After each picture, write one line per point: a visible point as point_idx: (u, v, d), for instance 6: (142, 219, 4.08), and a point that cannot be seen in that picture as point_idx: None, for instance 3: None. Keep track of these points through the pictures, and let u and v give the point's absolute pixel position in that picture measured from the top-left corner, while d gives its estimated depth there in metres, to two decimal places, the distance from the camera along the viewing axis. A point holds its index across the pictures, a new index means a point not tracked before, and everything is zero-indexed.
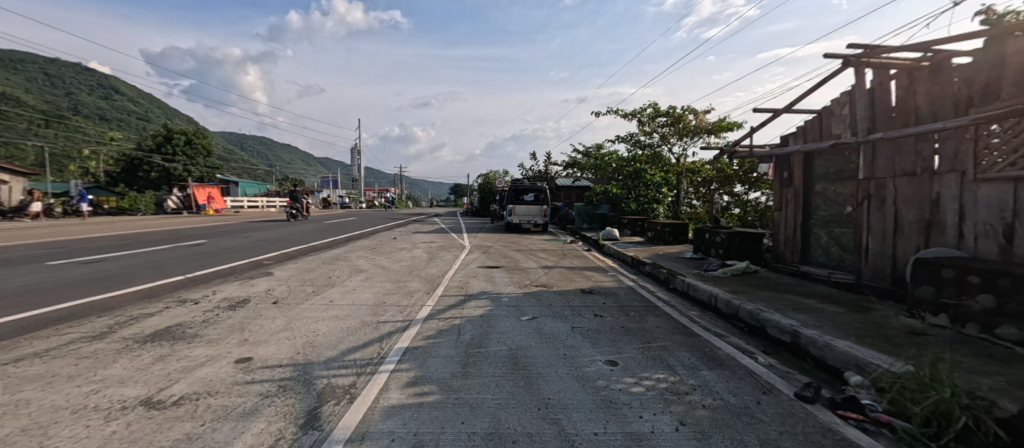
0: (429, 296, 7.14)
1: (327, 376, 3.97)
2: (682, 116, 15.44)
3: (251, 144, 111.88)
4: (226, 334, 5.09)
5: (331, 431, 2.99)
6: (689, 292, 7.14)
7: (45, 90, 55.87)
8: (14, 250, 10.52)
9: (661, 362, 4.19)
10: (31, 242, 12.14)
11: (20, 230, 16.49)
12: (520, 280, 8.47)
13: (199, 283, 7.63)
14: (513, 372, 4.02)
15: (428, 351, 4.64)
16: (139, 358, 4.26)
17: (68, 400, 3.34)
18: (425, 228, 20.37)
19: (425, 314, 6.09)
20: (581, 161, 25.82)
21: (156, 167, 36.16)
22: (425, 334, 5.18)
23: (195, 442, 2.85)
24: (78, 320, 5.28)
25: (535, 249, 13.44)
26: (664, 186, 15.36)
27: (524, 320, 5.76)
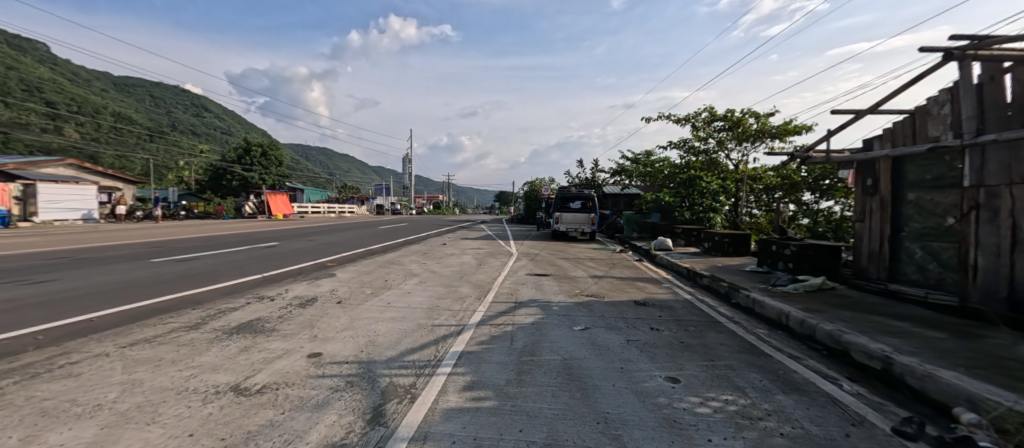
0: (481, 301, 7.23)
1: (389, 375, 4.11)
2: (742, 120, 14.72)
3: (317, 155, 119.74)
4: (298, 330, 5.39)
5: (396, 428, 3.08)
6: (754, 308, 6.76)
7: (150, 109, 63.06)
8: (122, 248, 11.79)
9: (728, 382, 3.99)
10: (135, 241, 13.61)
11: (125, 230, 18.48)
12: (572, 289, 8.35)
13: (273, 282, 8.17)
14: (567, 382, 3.98)
15: (483, 356, 4.67)
16: (228, 348, 4.61)
17: (171, 383, 3.66)
18: (472, 235, 20.67)
19: (477, 319, 6.16)
20: (629, 167, 25.21)
21: (237, 176, 39.62)
22: (479, 340, 5.24)
23: (277, 430, 3.03)
24: (177, 311, 5.81)
25: (584, 257, 13.23)
26: (722, 194, 14.77)
27: (576, 330, 5.70)
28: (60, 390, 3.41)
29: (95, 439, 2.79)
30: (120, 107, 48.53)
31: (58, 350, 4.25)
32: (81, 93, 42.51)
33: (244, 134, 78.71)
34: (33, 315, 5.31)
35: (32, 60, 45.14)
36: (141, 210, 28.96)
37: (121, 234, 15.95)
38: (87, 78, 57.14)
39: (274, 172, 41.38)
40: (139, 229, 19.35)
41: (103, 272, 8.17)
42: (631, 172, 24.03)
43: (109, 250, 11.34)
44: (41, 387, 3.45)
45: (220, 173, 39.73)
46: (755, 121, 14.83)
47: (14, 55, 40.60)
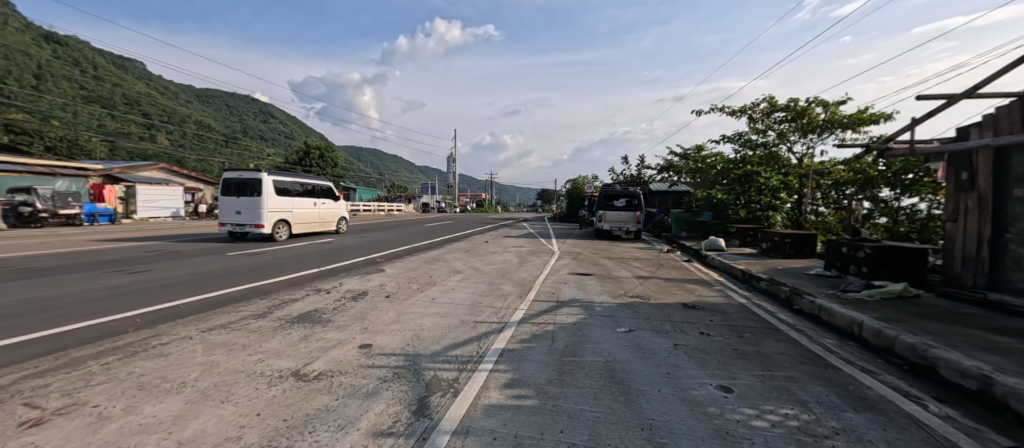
0: (523, 299, 7.36)
1: (433, 369, 4.32)
2: (807, 109, 14.02)
3: (368, 156, 125.06)
4: (351, 322, 5.74)
5: (440, 420, 3.27)
6: (820, 316, 6.50)
7: (225, 116, 68.70)
8: (200, 242, 12.97)
9: (788, 394, 3.91)
10: (211, 237, 14.90)
11: (202, 227, 20.23)
12: (615, 290, 8.32)
13: (329, 275, 8.70)
14: (610, 385, 4.04)
15: (524, 355, 4.81)
16: (290, 336, 5.00)
17: (241, 366, 4.04)
18: (514, 233, 20.84)
19: (519, 317, 6.31)
20: (679, 164, 24.51)
21: (298, 178, 42.36)
22: (520, 338, 5.38)
23: (332, 414, 3.30)
24: (247, 300, 6.35)
25: (628, 256, 13.07)
26: (782, 191, 14.10)
27: (620, 332, 5.73)
28: (153, 367, 3.86)
29: (180, 412, 3.16)
30: (195, 113, 52.59)
31: (152, 332, 4.78)
32: (162, 101, 46.49)
33: (302, 137, 83.11)
34: (129, 301, 5.99)
35: (131, 76, 50.75)
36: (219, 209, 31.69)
37: (200, 231, 17.51)
38: (168, 86, 62.35)
39: (330, 173, 43.98)
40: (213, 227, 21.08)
41: (184, 264, 9.03)
42: (680, 169, 23.36)
43: (190, 244, 12.51)
44: (138, 364, 3.92)
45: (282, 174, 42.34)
46: (823, 110, 14.07)
47: (115, 71, 45.77)
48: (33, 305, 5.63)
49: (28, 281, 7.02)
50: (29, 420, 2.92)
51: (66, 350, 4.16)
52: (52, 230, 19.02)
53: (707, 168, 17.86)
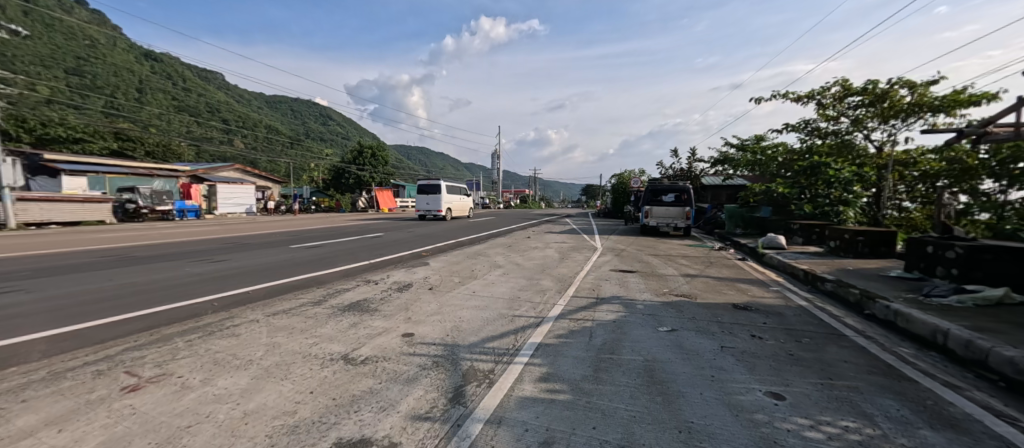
0: (561, 294, 7.49)
1: (471, 360, 4.57)
2: (889, 92, 12.96)
3: (416, 154, 129.05)
4: (396, 311, 6.15)
5: (474, 409, 3.48)
6: (896, 322, 5.92)
7: (289, 119, 73.69)
8: (267, 236, 14.20)
9: (851, 406, 3.66)
10: (277, 230, 16.24)
11: (269, 222, 21.90)
12: (659, 288, 8.13)
13: (377, 267, 9.27)
14: (648, 385, 4.00)
15: (560, 350, 4.89)
16: (341, 323, 5.45)
17: (299, 348, 4.50)
18: (556, 228, 20.91)
19: (556, 313, 6.42)
20: (735, 156, 23.23)
21: (353, 176, 44.73)
22: (557, 333, 5.48)
23: (375, 396, 3.66)
24: (305, 289, 6.95)
25: (675, 254, 12.61)
26: (857, 184, 12.89)
27: (662, 331, 5.58)
28: (226, 346, 4.39)
29: (247, 386, 3.61)
30: (262, 116, 56.58)
31: (226, 314, 5.39)
32: (233, 105, 50.19)
33: (357, 136, 86.65)
34: (207, 286, 6.73)
35: (211, 86, 55.91)
36: (285, 206, 34.10)
37: (266, 225, 19.02)
38: (238, 92, 67.26)
39: (381, 171, 46.18)
40: (279, 221, 22.75)
41: (251, 255, 9.92)
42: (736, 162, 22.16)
43: (258, 237, 13.71)
44: (215, 342, 4.46)
45: (340, 172, 44.70)
46: (909, 91, 12.90)
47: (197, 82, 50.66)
48: (132, 287, 6.46)
49: (129, 266, 8.08)
50: (128, 385, 3.45)
51: (157, 327, 4.79)
52: (146, 223, 21.36)
53: (768, 159, 17.26)
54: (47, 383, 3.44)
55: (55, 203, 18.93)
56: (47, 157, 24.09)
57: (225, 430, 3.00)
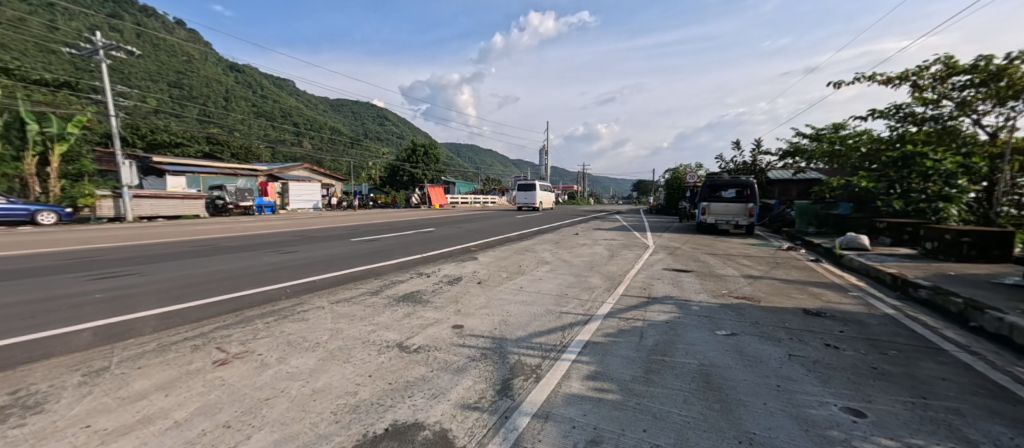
0: (609, 291, 7.34)
1: (518, 353, 4.59)
2: (1008, 68, 10.75)
3: (467, 151, 131.59)
4: (446, 303, 6.44)
5: (521, 403, 3.52)
6: (1010, 335, 4.96)
7: (350, 121, 77.87)
8: (332, 229, 15.30)
9: (949, 430, 3.13)
10: (340, 224, 17.43)
11: (333, 217, 23.31)
12: (716, 289, 7.23)
13: (429, 260, 9.68)
14: (704, 390, 3.68)
15: (607, 348, 4.65)
16: (396, 312, 5.79)
17: (359, 334, 4.86)
18: (607, 226, 20.59)
19: (606, 310, 6.09)
20: (809, 148, 20.40)
21: (406, 173, 46.71)
22: (605, 331, 5.17)
23: (427, 384, 3.84)
24: (364, 279, 7.43)
25: (734, 253, 11.48)
26: (964, 178, 10.84)
27: (719, 334, 4.98)
28: (297, 329, 4.84)
29: (313, 367, 3.96)
30: (326, 119, 60.16)
31: (297, 300, 5.93)
32: (302, 111, 53.74)
33: (413, 136, 89.40)
34: (281, 274, 7.39)
35: (283, 92, 60.40)
36: (346, 201, 36.03)
37: (329, 220, 20.32)
38: (305, 97, 72.10)
39: (433, 168, 47.49)
40: (341, 216, 24.14)
41: (316, 246, 10.73)
42: (811, 154, 19.41)
43: (323, 230, 14.80)
44: (287, 325, 4.92)
45: (395, 170, 47.35)
46: None
47: (271, 90, 55.04)
48: (221, 273, 7.26)
49: (220, 254, 9.08)
50: (219, 359, 3.91)
51: (241, 309, 5.35)
52: (229, 217, 23.57)
53: (848, 149, 15.05)
54: (155, 354, 3.96)
55: (163, 200, 21.57)
56: (155, 159, 27.63)
57: (296, 405, 3.33)
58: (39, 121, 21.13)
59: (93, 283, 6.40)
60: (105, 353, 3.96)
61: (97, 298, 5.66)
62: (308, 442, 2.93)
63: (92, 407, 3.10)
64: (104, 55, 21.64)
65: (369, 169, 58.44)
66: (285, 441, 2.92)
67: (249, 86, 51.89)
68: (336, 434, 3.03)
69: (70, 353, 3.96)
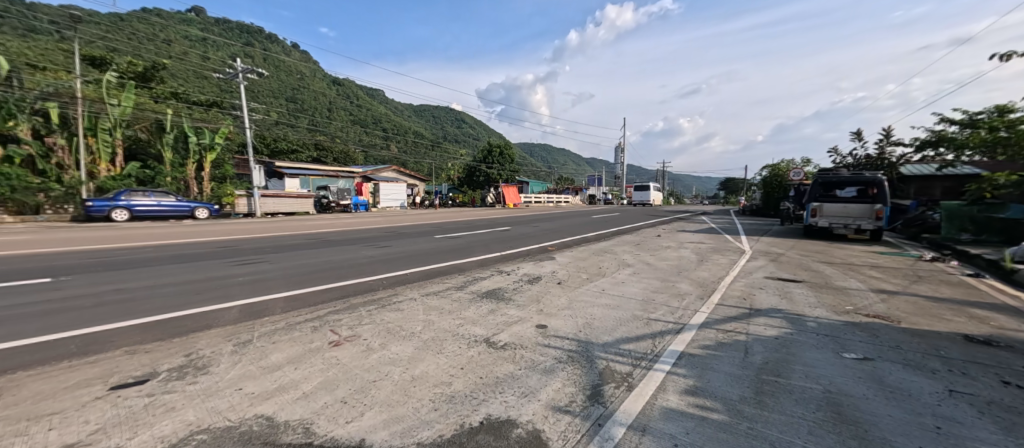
0: (704, 298, 6.70)
1: (607, 359, 4.39)
2: None
3: (540, 151, 132.36)
4: (528, 303, 6.44)
5: (614, 411, 3.44)
6: None
7: (430, 125, 81.76)
8: (415, 226, 16.18)
9: None
10: (423, 222, 18.36)
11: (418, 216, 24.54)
12: (837, 304, 6.37)
13: (507, 259, 9.83)
14: (831, 422, 3.31)
15: (707, 362, 4.32)
16: (480, 308, 5.94)
17: (449, 327, 5.07)
18: (692, 228, 19.44)
19: (701, 320, 5.62)
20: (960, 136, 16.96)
21: (482, 173, 48.14)
22: (702, 343, 4.79)
23: (514, 381, 3.84)
24: (449, 275, 7.71)
25: (857, 262, 10.21)
26: None
27: (849, 359, 4.38)
28: (395, 318, 5.16)
29: (411, 355, 4.20)
30: (409, 124, 63.64)
31: (392, 291, 6.34)
32: (389, 117, 57.37)
33: (490, 136, 91.54)
34: (379, 267, 7.93)
35: (371, 99, 65.02)
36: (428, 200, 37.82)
37: (413, 218, 21.45)
38: (391, 103, 76.99)
39: (507, 168, 48.31)
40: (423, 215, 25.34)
41: (403, 242, 11.38)
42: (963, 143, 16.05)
43: (406, 227, 15.66)
44: (384, 314, 5.25)
45: (472, 171, 49.02)
46: None
47: (361, 99, 59.49)
48: (326, 263, 7.99)
49: (324, 247, 9.98)
50: (333, 341, 4.31)
51: (347, 296, 5.85)
52: (335, 214, 25.94)
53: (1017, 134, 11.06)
54: (283, 332, 4.46)
55: (283, 199, 24.36)
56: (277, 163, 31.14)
57: (399, 389, 3.56)
58: (197, 133, 25.48)
59: (235, 268, 7.35)
60: (247, 328, 4.54)
61: (237, 280, 6.49)
62: (411, 425, 3.11)
63: (239, 373, 3.56)
64: (242, 77, 24.74)
65: (447, 170, 60.84)
66: (393, 422, 3.12)
67: (347, 96, 56.55)
68: (436, 421, 3.19)
69: (224, 325, 4.60)
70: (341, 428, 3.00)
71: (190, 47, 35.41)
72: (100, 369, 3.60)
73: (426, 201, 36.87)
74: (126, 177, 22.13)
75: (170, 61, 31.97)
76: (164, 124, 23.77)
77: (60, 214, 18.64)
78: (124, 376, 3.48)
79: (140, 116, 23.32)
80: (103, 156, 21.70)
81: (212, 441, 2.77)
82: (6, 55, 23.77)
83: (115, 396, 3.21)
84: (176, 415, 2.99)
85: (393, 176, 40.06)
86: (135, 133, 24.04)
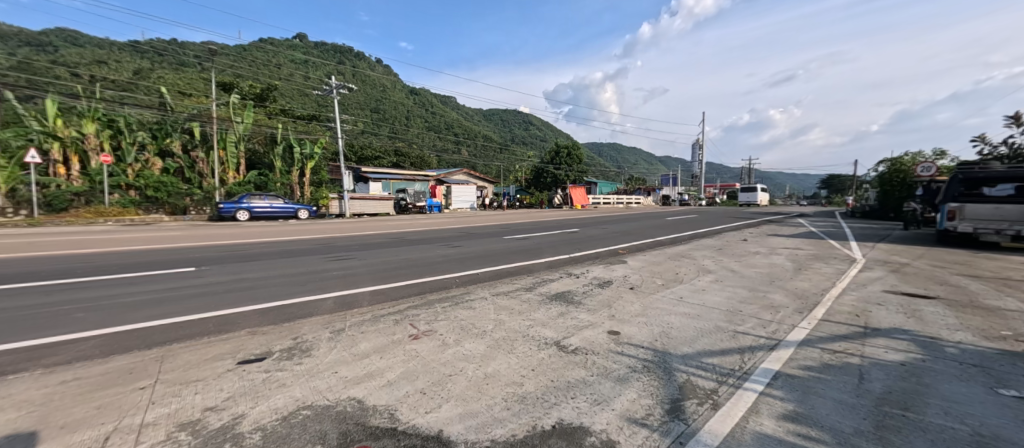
0: (802, 313, 6.12)
1: (687, 372, 4.22)
2: None
3: (609, 150, 129.77)
4: (599, 307, 6.37)
5: (698, 429, 3.32)
6: None
7: (498, 128, 83.34)
8: (485, 227, 16.62)
9: None
10: (493, 223, 18.78)
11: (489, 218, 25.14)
12: (990, 329, 5.48)
13: (576, 261, 9.79)
14: None
15: (811, 386, 3.96)
16: (550, 311, 5.99)
17: (518, 327, 5.18)
18: (783, 231, 17.95)
19: (800, 337, 5.14)
20: None
21: (549, 174, 48.24)
22: (803, 364, 4.40)
23: (588, 388, 3.83)
24: (518, 276, 7.85)
25: (1013, 278, 8.64)
26: None
27: (1003, 396, 3.76)
28: (468, 316, 5.37)
29: (483, 353, 4.36)
30: (478, 127, 65.38)
31: (464, 289, 6.60)
32: (460, 122, 59.36)
33: (559, 137, 91.21)
34: (453, 265, 8.27)
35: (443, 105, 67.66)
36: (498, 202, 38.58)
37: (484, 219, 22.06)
38: (461, 108, 79.56)
39: (575, 168, 48.02)
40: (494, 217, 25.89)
41: (475, 242, 11.75)
42: None
43: (476, 227, 16.16)
44: (459, 312, 5.48)
45: (540, 172, 49.30)
46: None
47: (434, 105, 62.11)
48: (405, 260, 8.51)
49: (403, 246, 10.58)
50: (412, 334, 4.58)
51: (424, 293, 6.19)
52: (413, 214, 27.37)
53: None
54: (370, 323, 4.82)
55: (368, 200, 26.16)
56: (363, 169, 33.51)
57: (473, 385, 3.70)
58: (302, 144, 27.77)
59: (329, 263, 8.06)
60: (340, 317, 4.96)
61: (331, 274, 7.11)
62: (485, 422, 3.23)
63: (336, 358, 3.91)
64: (336, 93, 26.85)
65: (515, 171, 61.79)
66: (468, 416, 3.27)
67: (423, 104, 59.27)
68: (509, 420, 3.28)
69: (322, 314, 5.08)
70: (420, 417, 3.20)
71: (294, 68, 39.42)
72: (229, 345, 4.15)
73: (496, 203, 37.65)
74: (248, 184, 24.93)
75: (280, 83, 35.38)
76: (274, 137, 27.26)
77: (200, 214, 22.45)
78: (248, 353, 3.97)
79: (257, 131, 27.25)
80: (231, 166, 24.60)
81: (315, 416, 3.08)
82: (165, 85, 28.73)
83: (240, 369, 3.67)
84: (287, 390, 3.36)
85: (464, 179, 41.33)
86: (253, 146, 27.46)
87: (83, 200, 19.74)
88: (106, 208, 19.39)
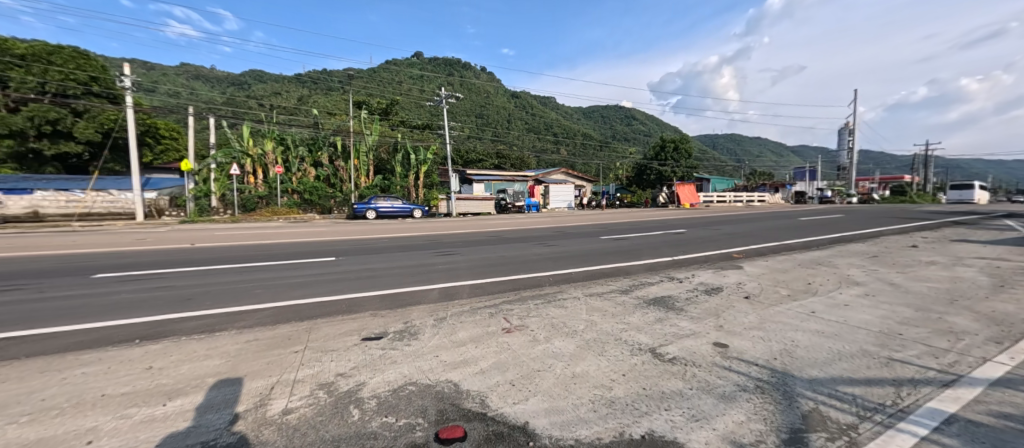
0: (1003, 343, 5.04)
1: (814, 400, 3.84)
2: None
3: (724, 146, 120.01)
4: (705, 316, 6.08)
5: None
6: None
7: (602, 126, 81.95)
8: (586, 226, 16.59)
9: None
10: (598, 223, 18.44)
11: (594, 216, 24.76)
12: None
13: (680, 265, 9.38)
14: None
15: (1006, 440, 3.27)
16: (647, 316, 5.90)
17: (611, 330, 5.22)
18: (963, 234, 14.76)
19: (1002, 375, 4.26)
20: None
21: (654, 171, 46.22)
22: (1002, 411, 3.62)
23: (684, 401, 3.77)
24: (614, 277, 7.82)
25: None
26: None
27: None
28: (558, 314, 5.55)
29: (574, 351, 4.53)
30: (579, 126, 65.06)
31: (558, 288, 6.78)
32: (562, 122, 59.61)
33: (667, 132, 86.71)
34: (549, 264, 8.50)
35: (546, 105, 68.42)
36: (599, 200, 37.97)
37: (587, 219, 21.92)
38: (563, 107, 79.81)
39: (683, 164, 45.36)
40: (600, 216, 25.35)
41: (574, 242, 11.84)
42: None
43: (574, 227, 16.28)
44: (549, 310, 5.67)
45: (643, 169, 47.52)
46: None
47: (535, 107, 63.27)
48: (504, 257, 8.97)
49: (505, 244, 11.09)
50: (506, 327, 4.90)
51: (518, 289, 6.50)
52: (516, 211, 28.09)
53: None
54: (468, 314, 5.23)
55: (473, 201, 27.62)
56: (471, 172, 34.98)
57: (561, 383, 3.87)
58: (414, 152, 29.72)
59: (436, 257, 8.81)
60: (444, 307, 5.45)
61: (437, 268, 7.77)
62: (570, 420, 3.38)
63: (436, 343, 4.36)
64: (446, 102, 28.54)
65: (615, 170, 60.65)
66: (554, 413, 3.45)
67: (525, 106, 60.70)
68: (595, 423, 3.38)
69: (429, 303, 5.62)
70: (509, 407, 3.45)
71: (412, 83, 43.18)
72: (358, 323, 4.82)
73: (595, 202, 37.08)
74: (374, 187, 27.79)
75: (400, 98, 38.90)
76: (398, 147, 29.70)
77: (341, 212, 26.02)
78: (369, 331, 4.58)
79: (383, 142, 30.26)
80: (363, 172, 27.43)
81: (418, 393, 3.49)
82: (315, 108, 33.88)
83: (364, 345, 4.25)
84: (397, 368, 3.84)
85: (562, 178, 41.49)
86: (379, 154, 30.30)
87: (265, 202, 24.49)
88: (279, 209, 23.60)
